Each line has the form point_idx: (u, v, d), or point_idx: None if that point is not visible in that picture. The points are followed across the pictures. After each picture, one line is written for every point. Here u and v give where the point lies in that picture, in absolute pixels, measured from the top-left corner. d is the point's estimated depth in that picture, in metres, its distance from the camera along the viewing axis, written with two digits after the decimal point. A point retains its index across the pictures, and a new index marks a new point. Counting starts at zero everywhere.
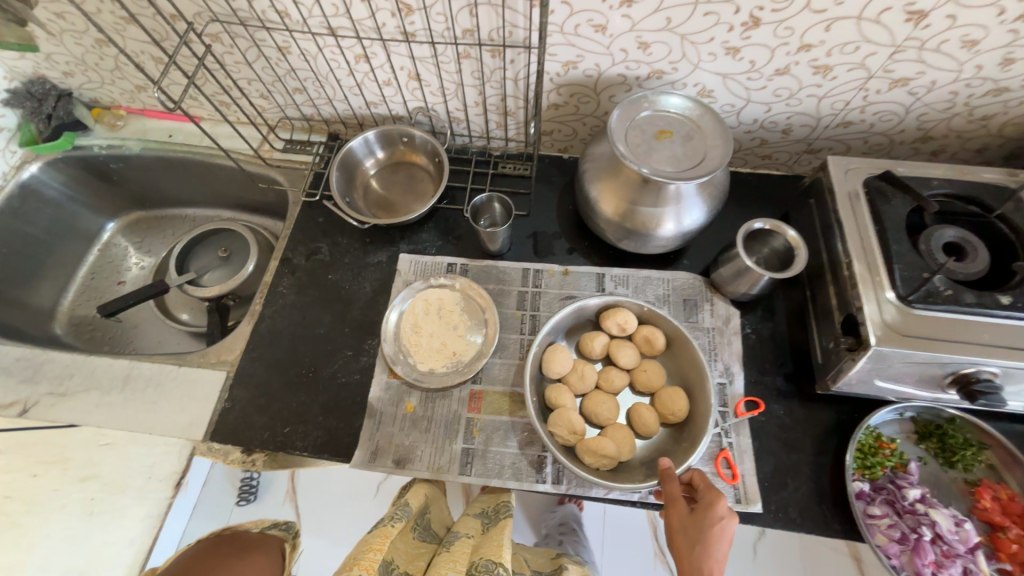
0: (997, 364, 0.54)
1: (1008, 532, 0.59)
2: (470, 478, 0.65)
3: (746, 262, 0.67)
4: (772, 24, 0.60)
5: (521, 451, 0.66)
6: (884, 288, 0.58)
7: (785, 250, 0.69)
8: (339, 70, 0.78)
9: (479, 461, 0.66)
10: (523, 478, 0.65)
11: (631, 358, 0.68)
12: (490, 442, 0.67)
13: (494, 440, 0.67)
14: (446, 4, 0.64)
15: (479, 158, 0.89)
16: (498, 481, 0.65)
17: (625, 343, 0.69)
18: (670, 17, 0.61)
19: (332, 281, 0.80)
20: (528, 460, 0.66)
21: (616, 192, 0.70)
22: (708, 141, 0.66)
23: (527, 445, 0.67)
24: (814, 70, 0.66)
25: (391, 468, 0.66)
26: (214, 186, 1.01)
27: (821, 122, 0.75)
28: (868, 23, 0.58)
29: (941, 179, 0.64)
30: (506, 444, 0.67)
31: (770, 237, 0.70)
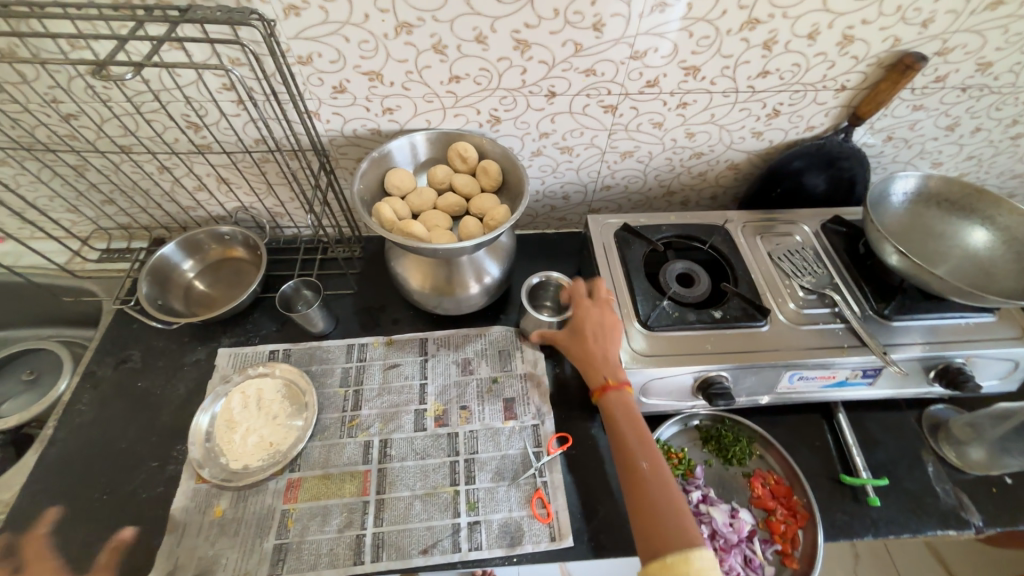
0: (720, 368, 0.66)
1: (777, 514, 0.67)
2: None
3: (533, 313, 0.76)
4: (511, 120, 0.75)
5: (341, 534, 0.64)
6: (631, 318, 0.69)
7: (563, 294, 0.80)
8: (144, 181, 0.81)
9: (294, 555, 0.62)
10: (340, 563, 0.62)
11: (590, 308, 0.68)
12: (306, 532, 0.64)
13: (310, 529, 0.64)
14: (229, 121, 0.71)
15: (308, 246, 0.93)
16: (314, 574, 0.61)
17: (448, 228, 0.71)
18: (429, 119, 0.74)
19: (141, 388, 0.77)
20: (346, 542, 0.63)
21: (417, 267, 0.77)
22: (457, 178, 0.74)
23: (346, 526, 0.64)
24: (561, 150, 0.81)
25: None
26: (21, 305, 0.94)
27: (587, 187, 0.90)
28: (579, 115, 0.75)
29: (668, 224, 0.81)
30: (324, 530, 0.64)
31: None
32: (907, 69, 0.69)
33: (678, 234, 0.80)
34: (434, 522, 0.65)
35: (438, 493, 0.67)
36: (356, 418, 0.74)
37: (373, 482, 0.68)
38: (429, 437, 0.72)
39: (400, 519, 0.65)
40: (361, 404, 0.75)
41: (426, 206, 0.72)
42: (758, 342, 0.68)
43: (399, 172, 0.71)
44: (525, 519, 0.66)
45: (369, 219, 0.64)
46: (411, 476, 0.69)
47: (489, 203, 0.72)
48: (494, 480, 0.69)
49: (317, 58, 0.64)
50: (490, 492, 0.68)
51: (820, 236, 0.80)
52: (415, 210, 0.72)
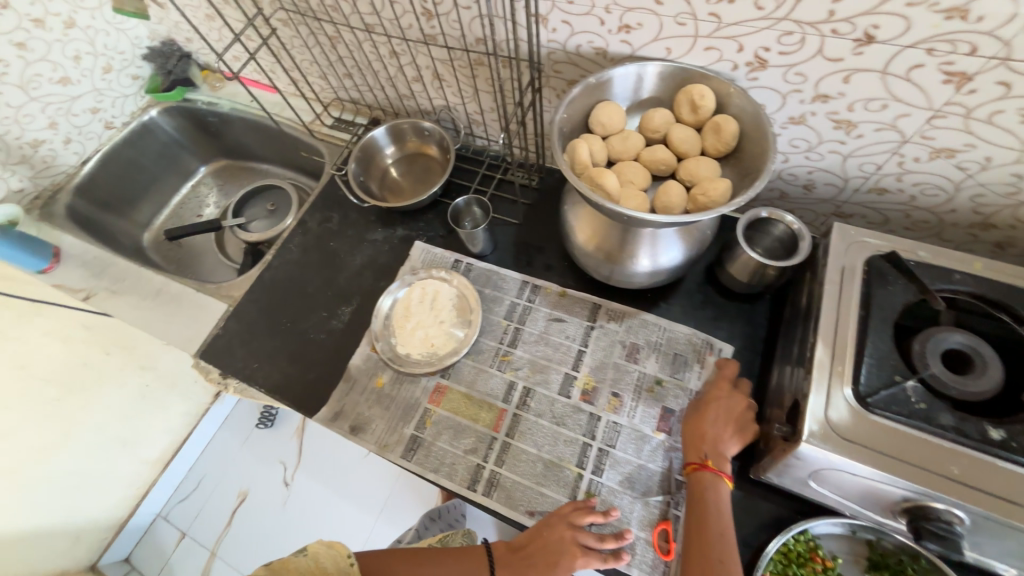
0: (962, 508, 0.45)
1: None
2: (408, 463, 0.68)
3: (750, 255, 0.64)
4: (780, 68, 0.55)
5: (464, 456, 0.67)
6: (844, 382, 0.50)
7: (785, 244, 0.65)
8: (377, 63, 0.86)
9: (423, 451, 0.69)
10: (456, 480, 0.66)
11: (726, 405, 0.60)
12: (438, 437, 0.69)
13: (443, 437, 0.69)
14: (459, 14, 0.68)
15: (491, 162, 0.91)
16: (433, 475, 0.67)
17: (643, 189, 0.59)
18: (670, 48, 0.59)
19: (332, 247, 0.89)
20: (467, 466, 0.67)
21: (590, 220, 0.68)
22: (676, 129, 0.59)
23: (471, 452, 0.68)
24: (835, 124, 0.58)
25: (346, 432, 0.71)
26: (278, 149, 1.16)
27: (848, 183, 0.65)
28: (895, 79, 0.51)
29: (964, 273, 0.55)
30: (453, 444, 0.69)
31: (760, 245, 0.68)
32: None
33: (973, 292, 0.54)
34: (545, 489, 0.64)
35: (561, 466, 0.65)
36: (509, 355, 0.74)
37: (505, 423, 0.69)
38: (570, 407, 0.68)
39: (517, 469, 0.66)
40: (494, 336, 0.76)
41: (628, 155, 0.61)
42: None
43: (612, 106, 0.60)
44: (642, 543, 0.59)
45: (561, 155, 0.56)
46: (542, 436, 0.67)
47: (706, 170, 0.57)
48: (621, 484, 0.63)
49: None
50: (613, 495, 0.62)
51: None
52: (612, 156, 0.61)
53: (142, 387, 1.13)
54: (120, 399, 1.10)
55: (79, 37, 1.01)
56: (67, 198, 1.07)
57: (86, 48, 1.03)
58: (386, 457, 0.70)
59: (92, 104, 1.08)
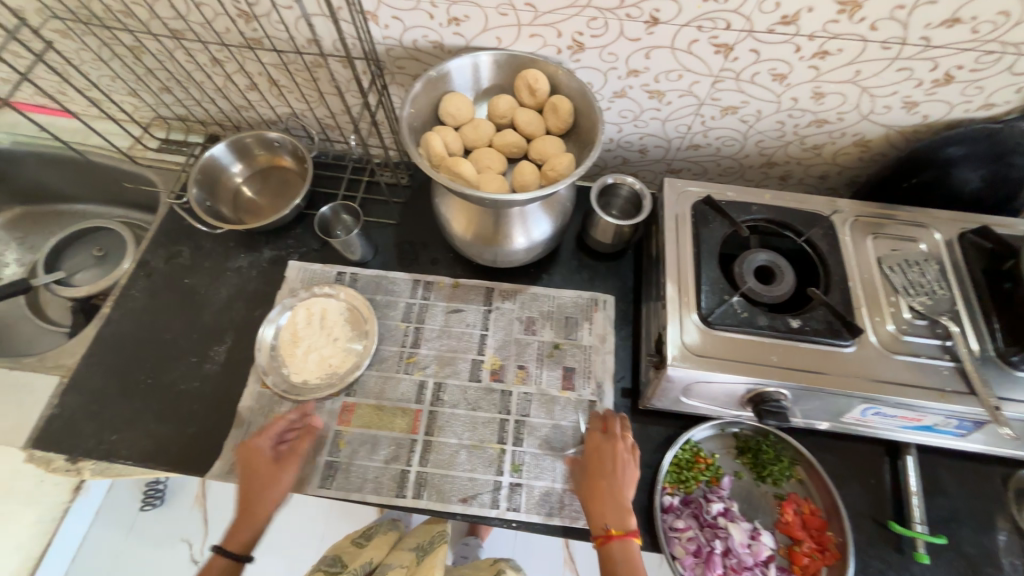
0: (784, 386, 0.57)
1: (803, 546, 0.62)
2: (328, 491, 0.65)
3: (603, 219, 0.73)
4: (595, 49, 0.62)
5: (386, 466, 0.66)
6: (690, 309, 0.60)
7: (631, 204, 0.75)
8: (197, 73, 0.77)
9: (342, 474, 0.65)
10: (384, 493, 0.65)
11: (609, 461, 0.60)
12: (355, 456, 0.67)
13: (359, 454, 0.67)
14: (280, 14, 0.64)
15: (355, 166, 0.87)
16: (358, 495, 0.64)
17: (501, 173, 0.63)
18: (499, 37, 0.63)
19: (188, 285, 0.79)
20: (390, 475, 0.66)
21: (462, 209, 0.71)
22: (520, 113, 0.64)
23: (393, 459, 0.67)
24: (649, 95, 0.67)
25: None
26: (92, 183, 0.98)
27: (671, 144, 0.76)
28: (682, 52, 0.60)
29: (760, 204, 0.68)
30: (372, 458, 0.67)
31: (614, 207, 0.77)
32: None
33: (770, 217, 0.67)
34: (476, 474, 0.66)
35: (484, 447, 0.67)
36: (414, 356, 0.73)
37: (423, 422, 0.69)
38: (482, 389, 0.71)
39: (443, 464, 0.66)
40: (392, 340, 0.74)
41: (481, 143, 0.64)
42: (837, 364, 0.58)
43: (456, 98, 0.62)
44: (567, 493, 0.65)
45: (415, 151, 0.57)
46: (461, 424, 0.69)
47: (552, 148, 0.62)
48: (542, 447, 0.67)
49: None
50: (536, 459, 0.67)
51: (956, 249, 0.65)
52: (468, 146, 0.64)
53: None
54: None
55: None
56: None
57: None
58: (303, 492, 0.65)
59: None
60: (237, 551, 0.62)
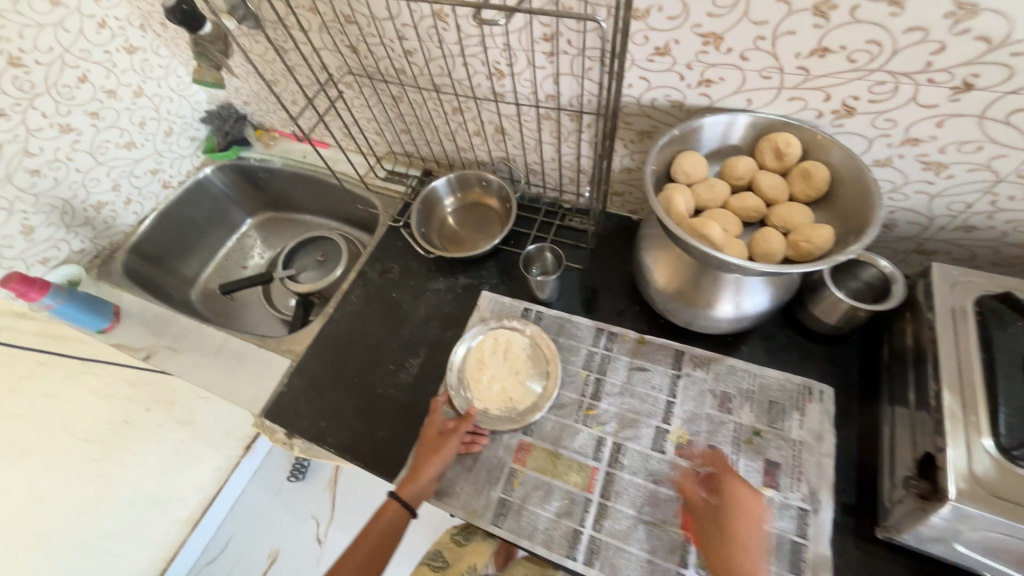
0: None
1: None
2: (500, 530, 0.64)
3: (838, 296, 0.63)
4: (869, 114, 0.56)
5: (558, 519, 0.64)
6: (981, 433, 0.48)
7: (876, 285, 0.65)
8: (439, 119, 0.89)
9: (513, 516, 0.65)
10: (553, 548, 0.62)
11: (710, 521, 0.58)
12: (527, 499, 0.66)
13: (532, 498, 0.66)
14: (533, 73, 0.71)
15: (548, 209, 0.92)
16: (528, 543, 0.63)
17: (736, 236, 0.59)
18: (751, 98, 0.60)
19: (394, 298, 0.89)
20: (562, 530, 0.63)
21: (673, 267, 0.68)
22: (763, 176, 0.60)
23: (565, 514, 0.64)
24: (923, 166, 0.58)
25: (430, 497, 0.67)
26: (327, 201, 1.19)
27: (933, 222, 0.64)
28: (992, 122, 0.51)
29: None
30: (544, 507, 0.65)
31: (843, 287, 0.68)
32: None
33: None
34: (656, 559, 0.59)
35: (665, 528, 0.61)
36: (593, 408, 0.71)
37: (599, 482, 0.65)
38: (665, 462, 0.65)
39: (619, 536, 0.61)
40: (571, 386, 0.73)
41: (715, 203, 0.61)
42: None
43: (695, 157, 0.61)
44: None
45: (657, 207, 0.56)
46: (640, 495, 0.63)
47: (801, 216, 0.57)
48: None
49: (656, 12, 0.56)
50: None
51: None
52: (700, 204, 0.61)
53: (178, 443, 1.12)
54: (153, 462, 1.09)
55: (146, 105, 1.06)
56: (124, 257, 1.08)
57: (151, 114, 1.07)
58: (475, 524, 0.65)
59: (152, 166, 1.11)
60: (408, 503, 0.66)
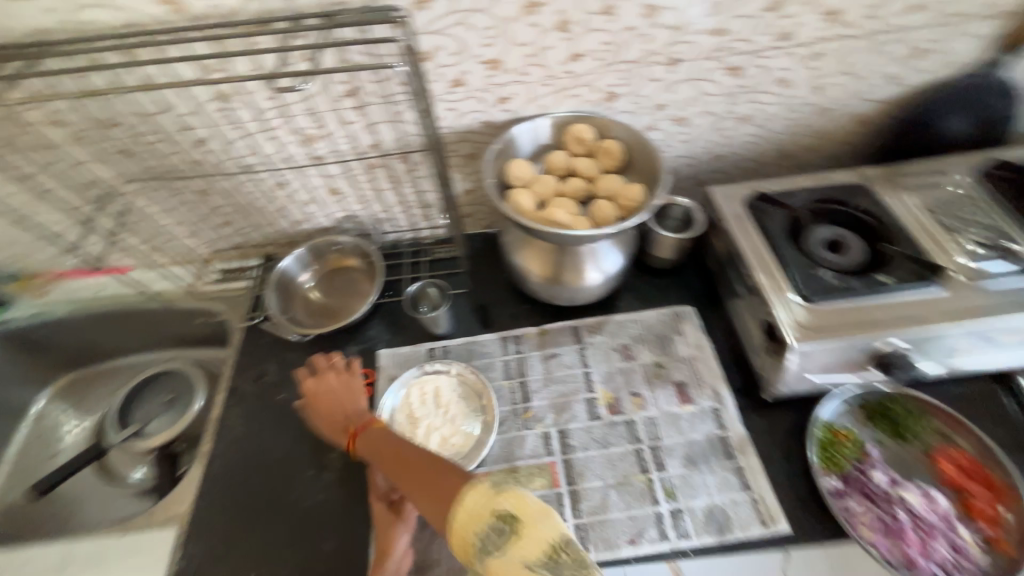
0: (899, 337, 0.61)
1: (975, 495, 0.61)
2: None
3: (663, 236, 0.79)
4: (627, 95, 0.71)
5: None
6: (786, 291, 0.65)
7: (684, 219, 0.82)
8: (262, 199, 0.83)
9: None
10: None
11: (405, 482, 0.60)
12: None
13: None
14: (347, 128, 0.72)
15: (411, 250, 0.93)
16: None
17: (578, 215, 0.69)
18: (543, 104, 0.71)
19: (283, 399, 0.79)
20: None
21: (542, 259, 0.76)
22: (577, 161, 0.71)
23: None
24: (676, 122, 0.76)
25: None
26: (149, 331, 0.98)
27: (699, 160, 0.84)
28: (701, 81, 0.70)
29: (799, 189, 0.75)
30: None
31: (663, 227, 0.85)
32: None
33: (817, 197, 0.74)
34: (634, 511, 0.64)
35: (630, 481, 0.66)
36: (529, 411, 0.73)
37: (561, 473, 0.68)
38: (605, 425, 0.71)
39: (598, 509, 0.64)
40: (500, 400, 0.75)
41: (551, 194, 0.70)
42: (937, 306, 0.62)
43: (521, 162, 0.69)
44: (730, 507, 0.63)
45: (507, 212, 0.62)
46: (598, 465, 0.68)
47: (616, 183, 0.69)
48: (687, 466, 0.67)
49: (439, 52, 0.63)
50: (685, 479, 0.66)
51: (982, 184, 0.72)
52: (540, 199, 0.70)
53: None
54: None
55: None
56: None
57: None
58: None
59: None
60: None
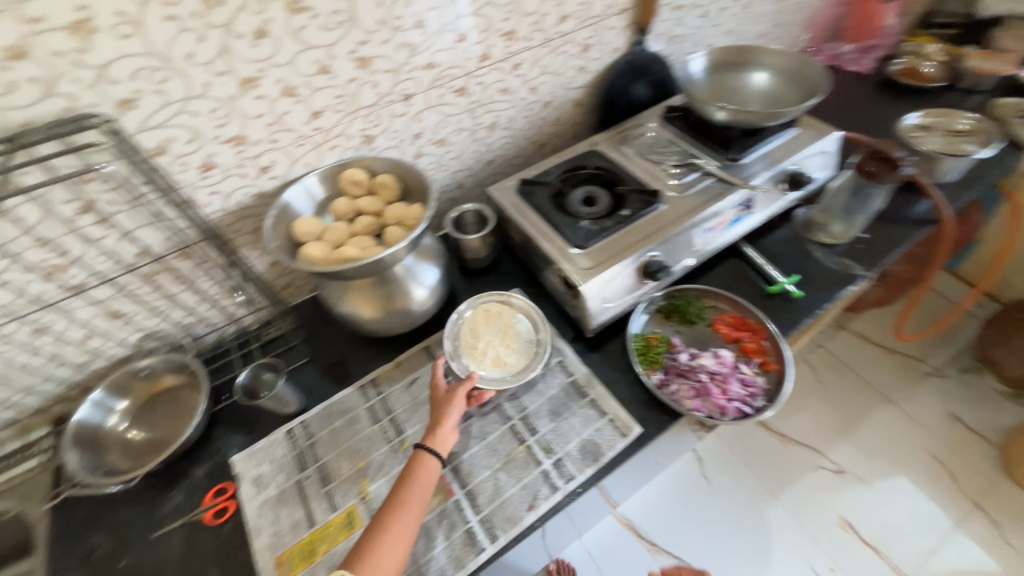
0: (650, 249, 0.78)
1: (744, 339, 0.81)
2: None
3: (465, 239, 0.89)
4: (382, 134, 0.79)
5: (450, 538, 0.66)
6: (565, 247, 0.79)
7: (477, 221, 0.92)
8: (18, 357, 0.70)
9: None
10: (465, 560, 0.64)
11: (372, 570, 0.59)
12: (417, 557, 0.65)
13: (420, 550, 0.65)
14: (98, 246, 0.66)
15: (239, 343, 0.88)
16: None
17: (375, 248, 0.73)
18: (307, 162, 0.75)
19: (128, 565, 0.67)
20: (459, 541, 0.65)
21: (366, 297, 0.78)
22: (360, 201, 0.76)
23: (451, 529, 0.66)
24: (437, 144, 0.87)
25: None
26: None
27: (474, 168, 0.97)
28: (439, 107, 0.82)
29: (552, 166, 0.92)
30: (433, 545, 0.65)
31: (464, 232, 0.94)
32: None
33: (566, 168, 0.91)
34: (524, 480, 0.70)
35: (513, 456, 0.72)
36: (405, 440, 0.75)
37: (453, 481, 0.71)
38: (478, 419, 0.76)
39: (494, 495, 0.69)
40: (376, 444, 0.74)
41: (345, 238, 0.74)
42: (665, 218, 0.82)
43: (305, 219, 0.72)
44: (595, 435, 0.73)
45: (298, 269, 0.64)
46: (483, 457, 0.73)
47: (400, 208, 0.75)
48: (553, 419, 0.75)
49: (171, 144, 0.62)
50: (556, 431, 0.74)
51: (666, 124, 0.97)
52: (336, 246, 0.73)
53: None
54: None
55: None
56: None
57: None
58: None
59: None
60: None
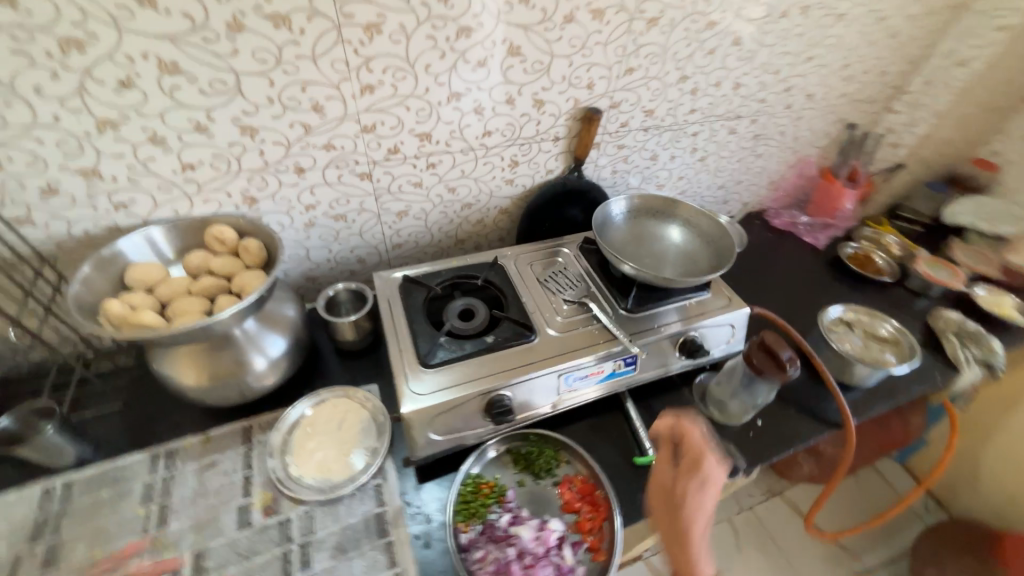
0: (499, 386, 0.71)
1: (583, 513, 0.72)
2: None
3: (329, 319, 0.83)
4: (267, 198, 0.77)
5: None
6: (410, 360, 0.72)
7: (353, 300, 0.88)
8: None
9: None
10: None
11: None
12: None
13: None
14: None
15: (61, 370, 0.82)
16: None
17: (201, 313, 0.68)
18: (174, 208, 0.72)
19: None
20: None
21: (188, 360, 0.71)
22: (213, 259, 0.72)
23: None
24: (334, 219, 0.85)
25: None
26: None
27: (378, 248, 0.94)
28: (337, 186, 0.80)
29: (447, 268, 0.89)
30: None
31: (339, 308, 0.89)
32: (591, 121, 0.89)
33: (456, 275, 0.88)
34: None
35: None
36: (160, 537, 0.64)
37: None
38: (254, 531, 0.65)
39: None
40: (128, 532, 0.64)
41: (177, 294, 0.69)
42: (532, 354, 0.75)
43: (144, 264, 0.68)
44: None
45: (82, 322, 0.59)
46: None
47: (247, 278, 0.70)
48: (335, 556, 0.64)
49: (8, 162, 0.60)
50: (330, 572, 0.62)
51: (580, 255, 0.94)
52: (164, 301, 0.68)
53: None
54: None
55: None
56: None
57: None
58: None
59: None
60: None
